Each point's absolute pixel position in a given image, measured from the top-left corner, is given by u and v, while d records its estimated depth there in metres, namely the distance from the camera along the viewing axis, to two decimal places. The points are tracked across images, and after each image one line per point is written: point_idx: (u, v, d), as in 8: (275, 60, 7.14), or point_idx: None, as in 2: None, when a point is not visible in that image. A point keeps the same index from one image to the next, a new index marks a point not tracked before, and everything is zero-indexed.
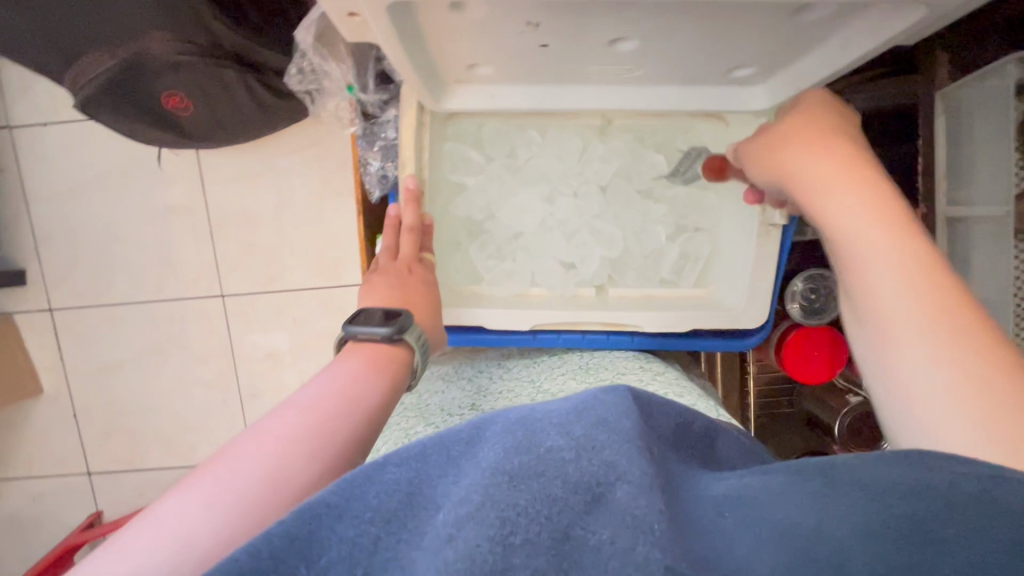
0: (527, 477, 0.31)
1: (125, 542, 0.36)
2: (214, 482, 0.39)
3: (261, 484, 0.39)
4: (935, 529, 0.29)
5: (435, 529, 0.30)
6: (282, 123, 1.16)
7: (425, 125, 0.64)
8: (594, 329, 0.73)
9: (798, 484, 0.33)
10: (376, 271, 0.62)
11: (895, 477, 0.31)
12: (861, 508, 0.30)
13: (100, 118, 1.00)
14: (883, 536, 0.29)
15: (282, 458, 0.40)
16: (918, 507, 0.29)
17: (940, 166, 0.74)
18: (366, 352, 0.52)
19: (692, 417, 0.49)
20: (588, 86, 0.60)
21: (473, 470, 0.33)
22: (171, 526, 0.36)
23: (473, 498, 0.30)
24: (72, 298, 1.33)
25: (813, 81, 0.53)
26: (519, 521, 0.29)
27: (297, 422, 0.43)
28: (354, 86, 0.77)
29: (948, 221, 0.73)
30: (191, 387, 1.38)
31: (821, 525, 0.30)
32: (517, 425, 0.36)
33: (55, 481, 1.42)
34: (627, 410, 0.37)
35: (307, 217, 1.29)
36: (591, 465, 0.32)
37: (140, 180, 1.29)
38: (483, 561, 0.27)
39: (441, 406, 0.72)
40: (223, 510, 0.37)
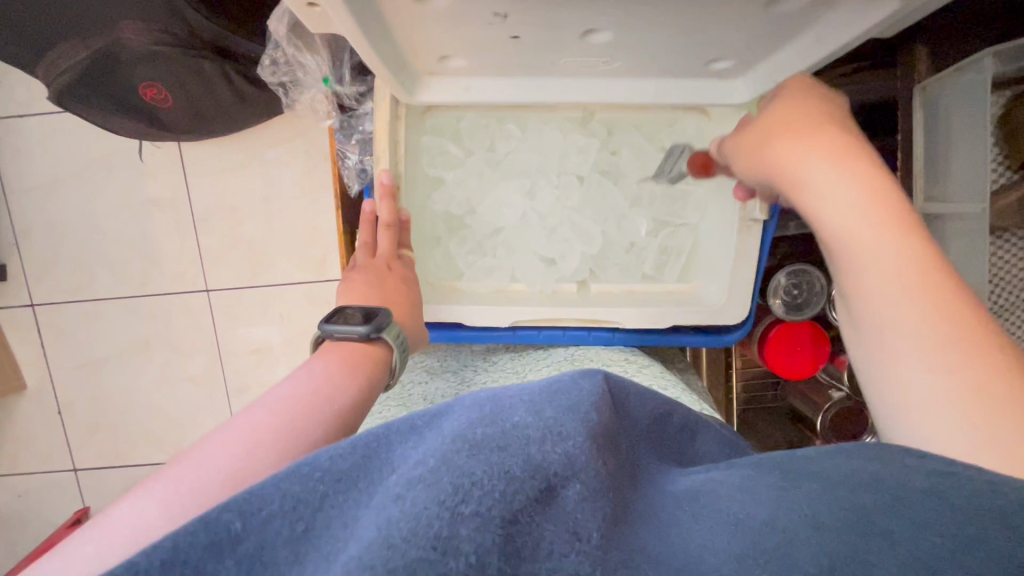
0: (488, 448, 0.30)
1: (81, 540, 0.35)
2: (177, 478, 0.37)
3: (225, 479, 0.37)
4: (901, 519, 0.29)
5: (385, 490, 0.29)
6: (263, 114, 1.14)
7: (399, 119, 0.63)
8: (575, 325, 0.73)
9: (760, 479, 0.34)
10: (355, 269, 0.61)
11: (865, 475, 0.32)
12: (820, 505, 0.30)
13: (76, 110, 0.98)
14: (851, 526, 0.29)
15: (248, 453, 0.39)
16: (884, 499, 0.30)
17: (915, 160, 0.71)
18: (342, 350, 0.51)
19: (670, 409, 0.49)
20: (566, 79, 0.59)
21: (434, 438, 0.32)
22: (127, 526, 0.35)
23: (429, 463, 0.29)
24: (54, 293, 1.31)
25: (792, 73, 0.52)
26: (471, 489, 0.28)
27: (267, 420, 0.42)
28: (330, 78, 0.76)
29: (925, 217, 0.73)
30: (177, 383, 1.37)
31: (789, 514, 0.30)
32: (487, 403, 0.35)
33: (41, 478, 1.41)
34: (596, 401, 0.36)
35: (291, 210, 1.27)
36: (555, 450, 0.31)
37: (121, 173, 1.27)
38: (428, 523, 0.26)
39: (424, 395, 0.72)
40: (183, 505, 0.36)
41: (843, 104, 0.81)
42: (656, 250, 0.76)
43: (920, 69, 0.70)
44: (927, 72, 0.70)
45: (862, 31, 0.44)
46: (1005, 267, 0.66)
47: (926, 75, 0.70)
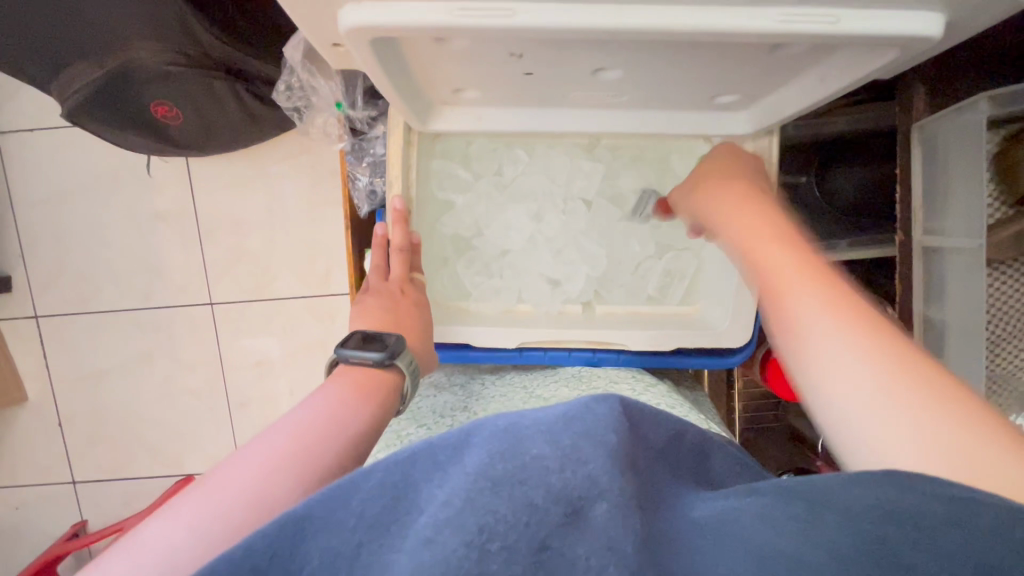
0: (509, 483, 0.32)
1: (110, 563, 0.35)
2: (202, 502, 0.38)
3: (249, 504, 0.38)
4: (916, 553, 0.30)
5: (416, 532, 0.31)
6: (271, 132, 1.16)
7: (412, 145, 0.65)
8: (580, 347, 0.73)
9: (784, 506, 0.34)
10: (368, 293, 0.62)
11: (882, 504, 0.32)
12: (836, 532, 0.31)
13: (88, 128, 0.99)
14: (868, 561, 0.30)
15: (270, 478, 0.40)
16: (903, 532, 0.31)
17: (916, 197, 0.74)
18: (357, 375, 0.52)
19: (682, 429, 0.49)
20: (574, 109, 0.60)
21: (457, 474, 0.33)
22: (153, 550, 0.36)
23: (455, 502, 0.31)
24: (58, 305, 1.32)
25: (793, 110, 0.54)
26: (496, 526, 0.30)
27: (288, 446, 0.43)
28: (343, 102, 0.78)
29: (926, 250, 0.74)
30: (179, 396, 1.37)
31: (806, 545, 0.31)
32: (506, 434, 0.36)
33: (39, 490, 1.40)
34: (615, 428, 0.36)
35: (296, 226, 1.29)
36: (575, 477, 0.33)
37: (129, 187, 1.28)
38: (460, 564, 0.29)
39: (433, 409, 0.73)
40: (209, 529, 0.37)
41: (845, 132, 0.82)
42: (661, 273, 0.77)
43: (919, 106, 0.72)
44: (926, 109, 0.71)
45: (861, 77, 0.45)
46: (1004, 297, 0.68)
47: (925, 113, 0.72)
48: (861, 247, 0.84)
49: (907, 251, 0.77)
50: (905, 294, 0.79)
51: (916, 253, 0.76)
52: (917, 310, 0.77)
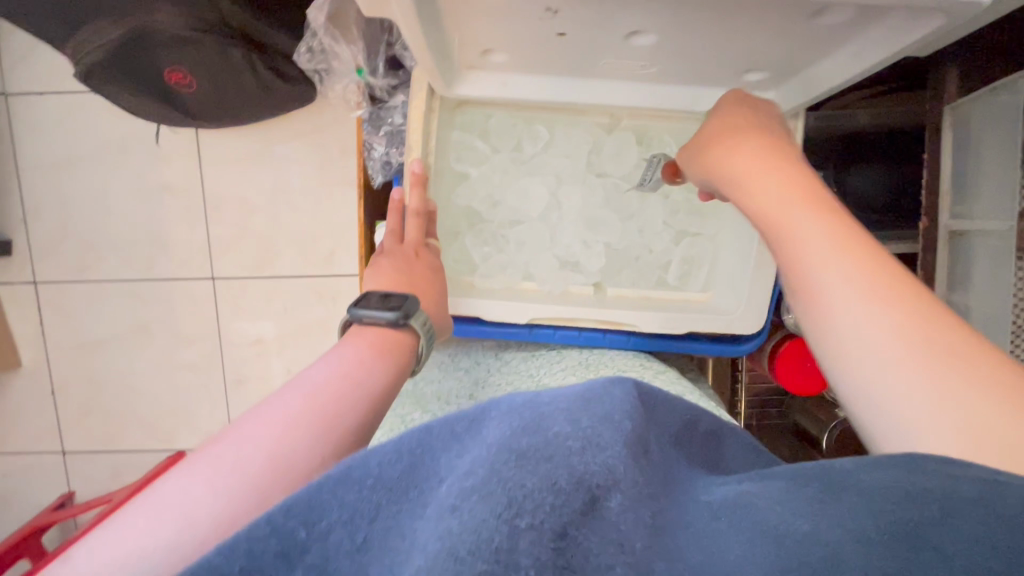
0: (535, 459, 0.31)
1: (129, 517, 0.35)
2: (218, 461, 0.38)
3: (268, 463, 0.38)
4: (944, 530, 0.28)
5: (439, 501, 0.30)
6: (285, 107, 1.15)
7: (434, 111, 0.64)
8: (591, 326, 0.73)
9: (797, 491, 0.33)
10: (383, 254, 0.61)
11: (908, 486, 0.30)
12: (860, 515, 0.30)
13: (100, 89, 0.98)
14: (893, 539, 0.28)
15: (287, 438, 0.40)
16: (930, 511, 0.29)
17: (945, 181, 0.75)
18: (371, 335, 0.51)
19: (697, 416, 0.50)
20: (599, 82, 0.60)
21: (478, 447, 0.33)
22: (172, 505, 0.35)
23: (478, 472, 0.31)
24: (58, 272, 1.30)
25: (824, 90, 0.54)
26: (524, 503, 0.29)
27: (301, 405, 0.42)
28: (363, 69, 0.78)
29: (951, 236, 0.74)
30: (175, 370, 1.35)
31: (830, 528, 0.29)
32: (523, 409, 0.36)
33: (27, 459, 1.39)
34: (629, 408, 0.38)
35: (303, 204, 1.28)
36: (596, 461, 0.32)
37: (137, 156, 1.27)
38: (489, 537, 0.27)
39: (437, 395, 0.73)
40: (229, 486, 0.37)
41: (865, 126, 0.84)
42: (676, 258, 0.77)
43: (951, 89, 0.73)
44: (958, 92, 0.72)
45: (900, 50, 0.44)
46: None
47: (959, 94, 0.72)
48: (874, 243, 0.84)
49: (929, 236, 0.77)
50: (924, 286, 0.79)
51: (941, 239, 0.76)
52: (939, 294, 0.77)
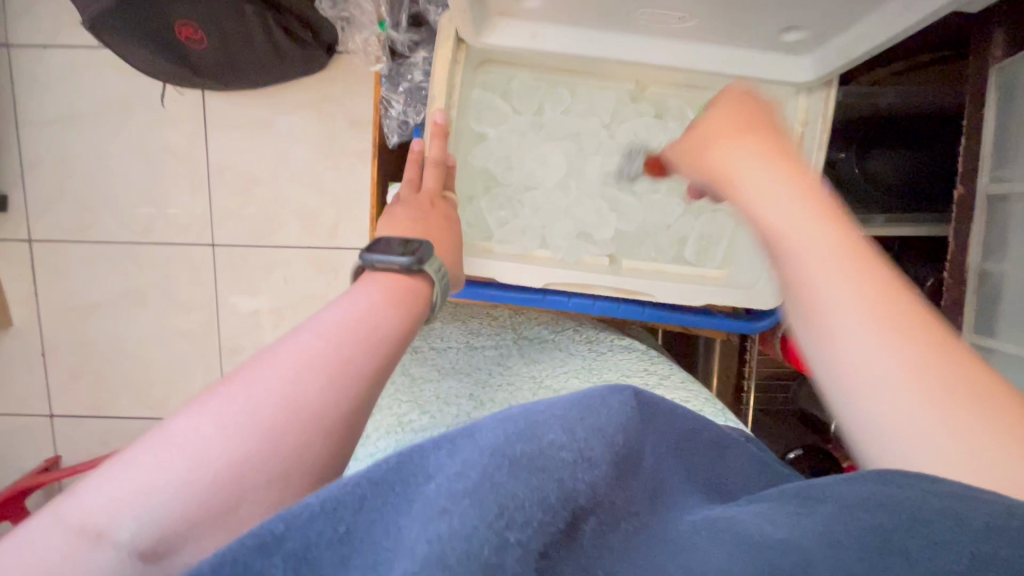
0: (527, 468, 0.32)
1: (142, 450, 0.35)
2: (229, 398, 0.37)
3: (282, 406, 0.37)
4: (915, 541, 0.27)
5: (426, 500, 0.31)
6: (299, 72, 1.11)
7: (458, 62, 0.68)
8: (605, 294, 0.73)
9: (778, 507, 0.33)
10: (399, 203, 0.61)
11: (879, 495, 0.30)
12: (835, 525, 0.29)
13: (107, 41, 0.96)
14: (865, 549, 0.28)
15: (299, 379, 0.38)
16: (901, 522, 0.28)
17: (986, 141, 0.76)
18: (385, 280, 0.50)
19: (705, 426, 0.50)
20: (628, 36, 0.66)
21: (469, 449, 0.34)
22: (182, 442, 0.35)
23: (471, 475, 0.31)
24: (53, 231, 1.28)
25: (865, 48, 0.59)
26: (515, 515, 0.30)
27: (316, 345, 0.40)
28: (385, 22, 0.81)
29: (989, 198, 0.76)
30: (170, 337, 1.33)
31: (802, 534, 0.29)
32: (518, 417, 0.37)
33: (14, 421, 1.36)
34: (624, 421, 0.39)
35: (308, 174, 1.26)
36: (585, 477, 0.34)
37: (140, 117, 1.24)
38: (479, 546, 0.28)
39: (436, 395, 0.73)
40: (240, 427, 0.36)
41: (889, 107, 0.87)
42: (696, 236, 0.82)
43: (994, 52, 0.74)
44: (1004, 54, 0.73)
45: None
46: None
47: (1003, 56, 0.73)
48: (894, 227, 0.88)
49: (967, 203, 0.79)
50: (956, 256, 0.80)
51: (978, 202, 0.77)
52: (973, 264, 0.78)
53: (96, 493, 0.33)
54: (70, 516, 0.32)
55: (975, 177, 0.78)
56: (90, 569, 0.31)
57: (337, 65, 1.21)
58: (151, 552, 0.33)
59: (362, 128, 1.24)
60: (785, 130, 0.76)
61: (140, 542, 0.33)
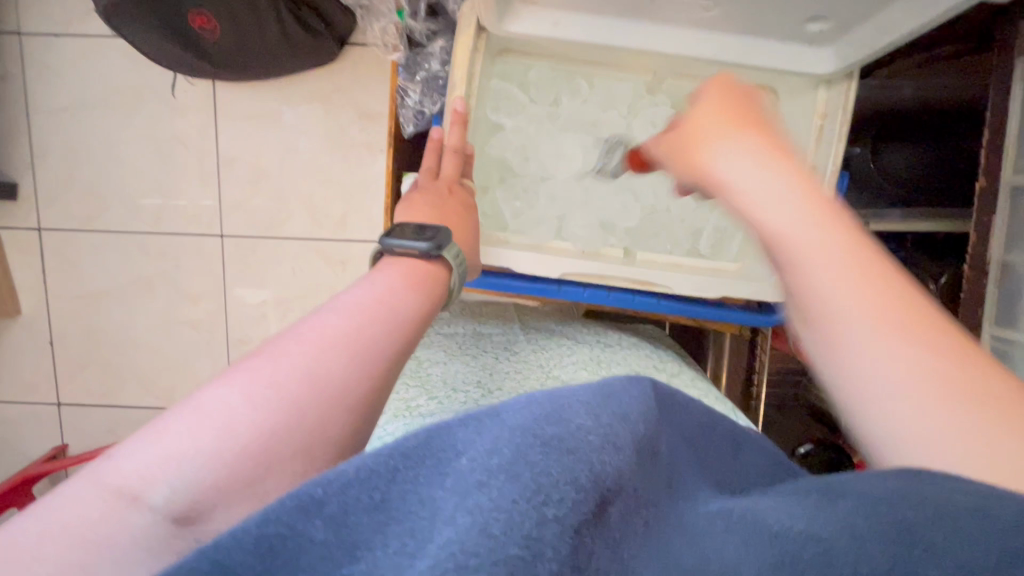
0: (558, 448, 0.31)
1: (173, 419, 0.36)
2: (258, 371, 0.37)
3: (307, 381, 0.37)
4: (932, 533, 0.26)
5: (459, 473, 0.31)
6: (309, 63, 1.09)
7: (479, 51, 0.70)
8: (622, 285, 0.77)
9: (799, 499, 0.32)
10: (417, 189, 0.62)
11: (905, 487, 0.29)
12: (850, 515, 0.28)
13: (121, 29, 0.96)
14: (883, 540, 0.26)
15: (322, 357, 0.39)
16: (920, 513, 0.27)
17: (1011, 134, 0.75)
18: (404, 263, 0.51)
19: (715, 418, 0.51)
20: (649, 25, 0.67)
21: (497, 428, 0.34)
22: (211, 412, 0.35)
23: (504, 452, 0.31)
24: (62, 219, 1.28)
25: (893, 38, 0.60)
26: (551, 492, 0.29)
27: (338, 325, 0.41)
28: (404, 10, 0.80)
29: (1012, 190, 0.76)
30: (177, 326, 1.34)
31: (820, 527, 0.28)
32: (543, 399, 0.37)
33: (21, 408, 1.36)
34: (644, 408, 0.39)
35: (318, 165, 1.26)
36: (612, 460, 0.32)
37: (150, 106, 1.24)
38: (519, 520, 0.28)
39: (443, 380, 0.73)
40: (267, 400, 0.36)
41: (904, 101, 0.90)
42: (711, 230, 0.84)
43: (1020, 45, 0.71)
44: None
45: None
46: None
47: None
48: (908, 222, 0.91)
49: (989, 194, 0.79)
50: (977, 247, 0.81)
51: (1001, 195, 0.77)
52: (994, 256, 0.79)
53: (131, 458, 0.34)
54: (106, 478, 0.33)
55: (998, 169, 0.77)
56: (125, 531, 0.32)
57: (348, 56, 1.21)
58: (184, 517, 0.33)
59: (372, 120, 1.24)
60: (805, 123, 0.77)
61: (174, 506, 0.33)
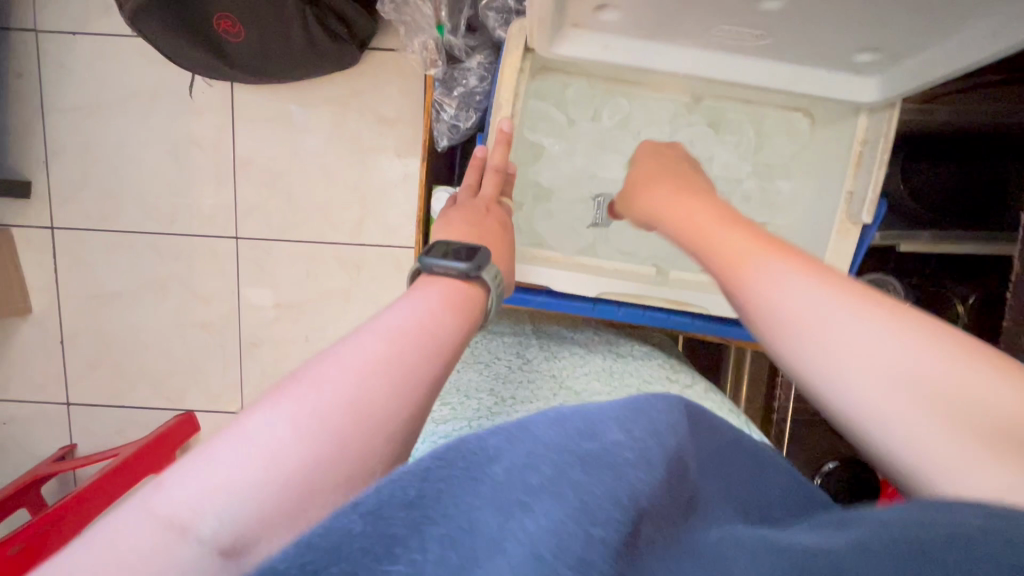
0: (598, 465, 0.31)
1: (219, 448, 0.33)
2: (301, 398, 0.36)
3: (350, 413, 0.36)
4: (1018, 532, 0.25)
5: (495, 482, 0.30)
6: (330, 69, 1.10)
7: (524, 72, 0.76)
8: (658, 305, 0.86)
9: (854, 516, 0.31)
10: (456, 207, 0.64)
11: (971, 501, 0.28)
12: (915, 521, 0.27)
13: (149, 34, 0.96)
14: (965, 533, 0.25)
15: (364, 385, 0.37)
16: (997, 514, 0.26)
17: None
18: (445, 285, 0.50)
19: (738, 436, 0.50)
20: (687, 47, 0.72)
21: (534, 441, 0.32)
22: (259, 444, 0.33)
23: (546, 469, 0.30)
24: (76, 219, 1.27)
25: (935, 74, 0.63)
26: (597, 511, 0.28)
27: (378, 352, 0.39)
28: (444, 26, 0.86)
29: None
30: (189, 328, 1.33)
31: (878, 534, 0.27)
32: (572, 414, 0.36)
33: (30, 407, 1.36)
34: (673, 424, 0.38)
35: (336, 169, 1.25)
36: (647, 477, 0.32)
37: (168, 107, 1.23)
38: (569, 539, 0.27)
39: (455, 386, 0.74)
40: (314, 431, 0.35)
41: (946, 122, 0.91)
42: None
43: None
44: None
45: None
46: None
47: None
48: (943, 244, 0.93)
49: None
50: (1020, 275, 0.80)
51: None
52: None
53: (179, 489, 0.32)
54: (157, 509, 0.31)
55: None
56: (174, 565, 0.29)
57: (369, 60, 1.20)
58: (232, 549, 0.30)
59: (390, 125, 1.23)
60: (843, 147, 0.83)
61: (222, 539, 0.30)
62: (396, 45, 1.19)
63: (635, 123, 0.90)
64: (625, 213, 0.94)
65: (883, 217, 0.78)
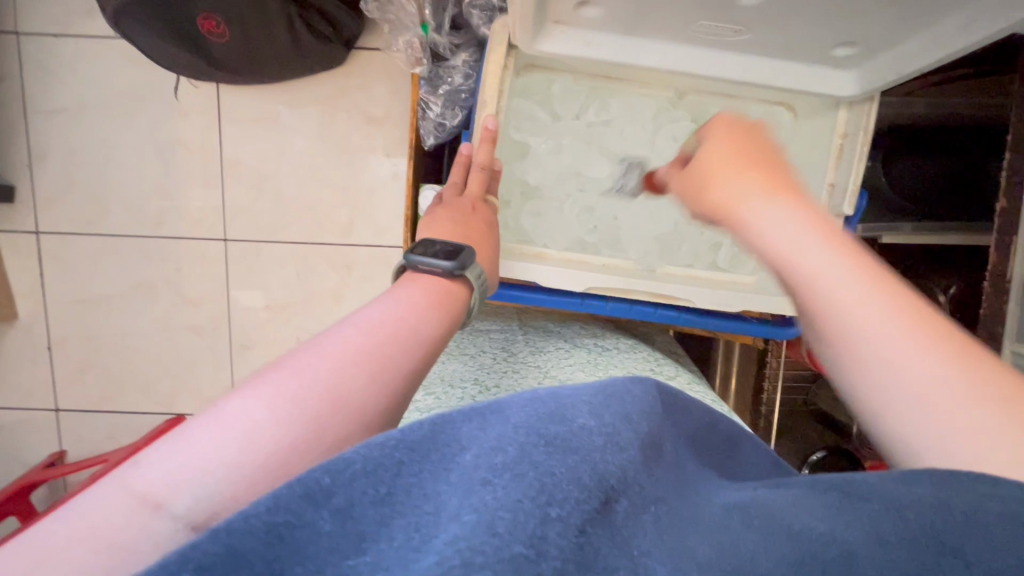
0: (562, 448, 0.30)
1: (197, 430, 0.34)
2: (282, 383, 0.36)
3: (326, 399, 0.36)
4: (961, 537, 0.28)
5: (464, 468, 0.29)
6: (318, 69, 1.11)
7: (508, 69, 0.76)
8: (644, 299, 0.87)
9: (816, 497, 0.33)
10: (441, 205, 0.64)
11: (930, 497, 0.30)
12: (875, 520, 0.29)
13: (133, 36, 0.96)
14: (913, 542, 0.28)
15: (343, 374, 0.37)
16: (946, 517, 0.28)
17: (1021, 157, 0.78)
18: (428, 281, 0.51)
19: (715, 419, 0.51)
20: (670, 44, 0.72)
21: (503, 425, 0.32)
22: (234, 426, 0.34)
23: (509, 449, 0.30)
24: (61, 223, 1.26)
25: (912, 66, 0.65)
26: (555, 492, 0.28)
27: (360, 342, 0.40)
28: (429, 24, 0.85)
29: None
30: (179, 331, 1.32)
31: (840, 530, 0.29)
32: (546, 398, 0.35)
33: (18, 414, 1.34)
34: (647, 409, 0.38)
35: (324, 169, 1.25)
36: (613, 461, 0.31)
37: (153, 108, 1.22)
38: (522, 516, 0.26)
39: (440, 376, 0.74)
40: (291, 415, 0.35)
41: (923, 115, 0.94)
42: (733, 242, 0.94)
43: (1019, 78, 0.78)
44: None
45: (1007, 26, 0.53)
46: None
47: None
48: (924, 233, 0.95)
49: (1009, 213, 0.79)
50: (996, 265, 0.81)
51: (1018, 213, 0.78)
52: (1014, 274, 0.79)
53: (154, 465, 0.32)
54: (134, 486, 0.31)
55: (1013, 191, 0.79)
56: (149, 539, 0.30)
57: (355, 59, 1.19)
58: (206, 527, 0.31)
59: (378, 125, 1.23)
60: (825, 140, 0.84)
61: (196, 515, 0.31)
62: (381, 44, 1.18)
63: (620, 119, 0.91)
64: (612, 208, 0.95)
65: (865, 209, 0.81)
